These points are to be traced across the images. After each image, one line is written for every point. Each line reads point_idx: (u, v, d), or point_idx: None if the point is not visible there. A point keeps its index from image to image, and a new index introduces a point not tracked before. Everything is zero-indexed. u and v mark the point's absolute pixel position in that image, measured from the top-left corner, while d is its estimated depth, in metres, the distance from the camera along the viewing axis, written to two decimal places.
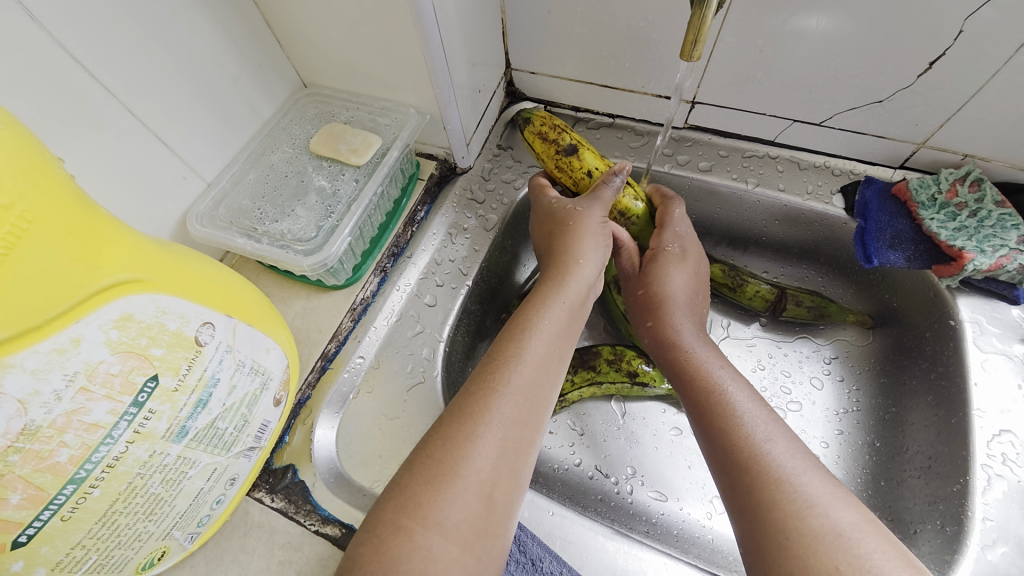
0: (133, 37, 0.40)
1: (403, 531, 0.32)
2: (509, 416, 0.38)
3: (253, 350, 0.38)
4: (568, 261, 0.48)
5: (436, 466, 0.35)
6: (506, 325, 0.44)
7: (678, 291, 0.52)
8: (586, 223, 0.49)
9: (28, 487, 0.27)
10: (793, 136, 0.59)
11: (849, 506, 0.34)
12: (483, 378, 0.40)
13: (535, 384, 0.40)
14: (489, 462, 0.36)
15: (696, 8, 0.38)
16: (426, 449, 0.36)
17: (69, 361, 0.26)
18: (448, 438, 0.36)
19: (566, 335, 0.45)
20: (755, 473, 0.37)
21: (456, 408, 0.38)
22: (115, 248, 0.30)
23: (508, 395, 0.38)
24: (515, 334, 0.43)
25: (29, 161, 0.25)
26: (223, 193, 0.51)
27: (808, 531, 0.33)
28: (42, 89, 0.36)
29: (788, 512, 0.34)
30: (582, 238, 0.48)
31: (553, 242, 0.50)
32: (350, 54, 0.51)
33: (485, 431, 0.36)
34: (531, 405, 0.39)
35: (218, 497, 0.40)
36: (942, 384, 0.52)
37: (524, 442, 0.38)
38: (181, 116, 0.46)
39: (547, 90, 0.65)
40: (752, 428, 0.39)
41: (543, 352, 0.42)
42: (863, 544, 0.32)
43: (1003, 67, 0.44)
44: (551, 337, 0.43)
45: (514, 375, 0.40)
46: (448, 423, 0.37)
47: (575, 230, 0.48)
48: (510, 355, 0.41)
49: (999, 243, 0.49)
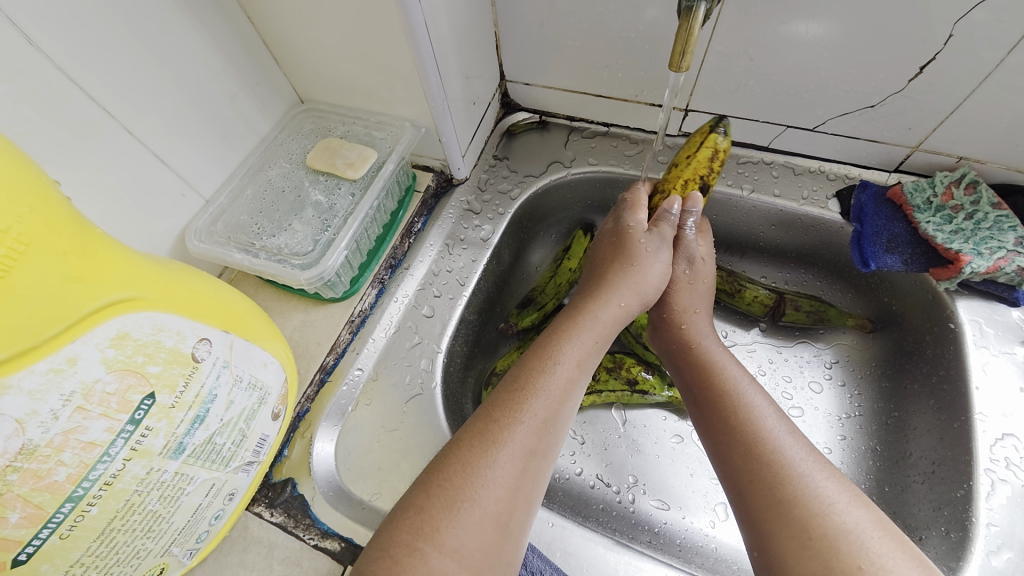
0: (132, 58, 0.41)
1: (418, 553, 0.32)
2: (528, 446, 0.38)
3: (250, 365, 0.39)
4: (604, 295, 0.48)
5: (454, 490, 0.35)
6: (526, 354, 0.44)
7: (706, 289, 0.53)
8: (642, 264, 0.49)
9: (26, 505, 0.27)
10: (786, 142, 0.59)
11: (863, 505, 0.34)
12: (505, 403, 0.40)
13: (556, 416, 0.40)
14: (503, 491, 0.36)
15: (683, 21, 0.39)
16: (444, 471, 0.36)
17: (66, 380, 0.27)
18: (467, 463, 0.36)
19: (588, 364, 0.45)
20: (771, 476, 0.36)
21: (473, 431, 0.38)
22: (112, 268, 0.30)
23: (528, 426, 0.38)
24: (538, 361, 0.43)
25: (25, 184, 0.25)
26: (221, 209, 0.51)
27: (831, 530, 0.32)
28: (42, 111, 0.37)
29: (809, 512, 0.34)
30: (626, 276, 0.49)
31: (601, 271, 0.51)
32: (345, 69, 0.52)
33: (503, 458, 0.36)
34: (551, 436, 0.39)
35: (217, 512, 0.40)
36: (944, 387, 0.52)
37: (540, 472, 0.38)
38: (179, 133, 0.47)
39: (542, 101, 0.66)
40: (771, 428, 0.40)
41: (565, 383, 0.42)
42: (884, 544, 0.32)
43: (994, 70, 0.44)
44: (575, 368, 0.43)
45: (538, 406, 0.40)
46: (467, 445, 0.37)
47: (625, 268, 0.49)
48: (535, 385, 0.41)
49: (997, 245, 0.49)
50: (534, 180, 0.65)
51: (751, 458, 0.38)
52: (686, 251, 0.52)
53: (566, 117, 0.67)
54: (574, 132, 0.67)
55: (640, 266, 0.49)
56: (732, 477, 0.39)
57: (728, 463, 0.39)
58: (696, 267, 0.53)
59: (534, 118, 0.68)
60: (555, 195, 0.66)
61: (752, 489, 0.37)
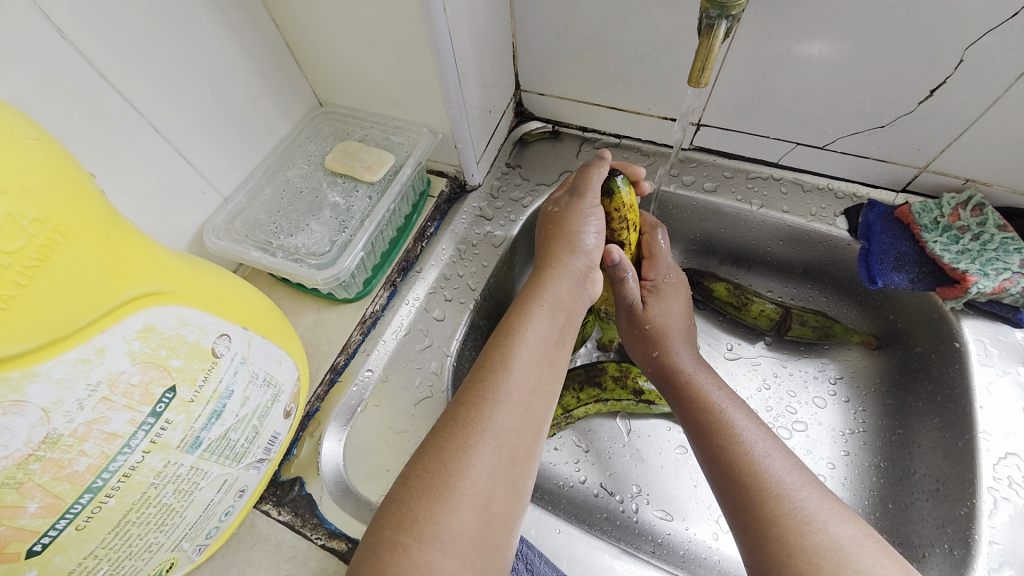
0: (159, 56, 0.42)
1: (402, 547, 0.32)
2: (507, 426, 0.38)
3: (266, 362, 0.39)
4: (553, 264, 0.48)
5: (431, 480, 0.35)
6: (494, 331, 0.44)
7: (672, 326, 0.53)
8: (570, 223, 0.49)
9: (46, 495, 0.27)
10: (796, 159, 0.60)
11: (847, 520, 0.35)
12: (474, 386, 0.40)
13: (530, 393, 0.40)
14: (486, 475, 0.36)
15: (703, 39, 0.40)
16: (421, 461, 0.36)
17: (92, 371, 0.27)
18: (442, 450, 0.36)
19: (555, 339, 0.45)
20: (756, 492, 0.37)
21: (448, 419, 0.38)
22: (141, 262, 0.30)
23: (503, 405, 0.39)
24: (503, 338, 0.43)
25: (63, 177, 0.26)
26: (239, 207, 0.52)
27: (810, 547, 0.33)
28: (70, 105, 0.37)
29: (789, 530, 0.34)
30: (569, 245, 0.49)
31: (544, 247, 0.51)
32: (366, 74, 0.53)
33: (482, 442, 0.37)
34: (529, 413, 0.40)
35: (227, 508, 0.40)
36: (948, 406, 0.52)
37: (523, 452, 0.38)
38: (201, 131, 0.47)
39: (555, 111, 0.67)
40: (748, 447, 0.40)
41: (534, 358, 0.42)
42: (862, 560, 0.32)
43: (1003, 95, 0.45)
44: (542, 344, 0.43)
45: (508, 384, 0.40)
46: (442, 434, 0.37)
47: (566, 235, 0.49)
48: (501, 361, 0.41)
49: (1003, 266, 0.50)
50: (547, 188, 0.65)
51: (734, 476, 0.39)
52: (626, 303, 0.54)
53: (579, 128, 0.68)
54: (586, 143, 0.68)
55: (569, 225, 0.49)
56: (724, 495, 0.39)
57: (720, 480, 0.40)
58: (640, 315, 0.54)
59: (547, 127, 0.69)
60: None
61: (740, 509, 0.37)
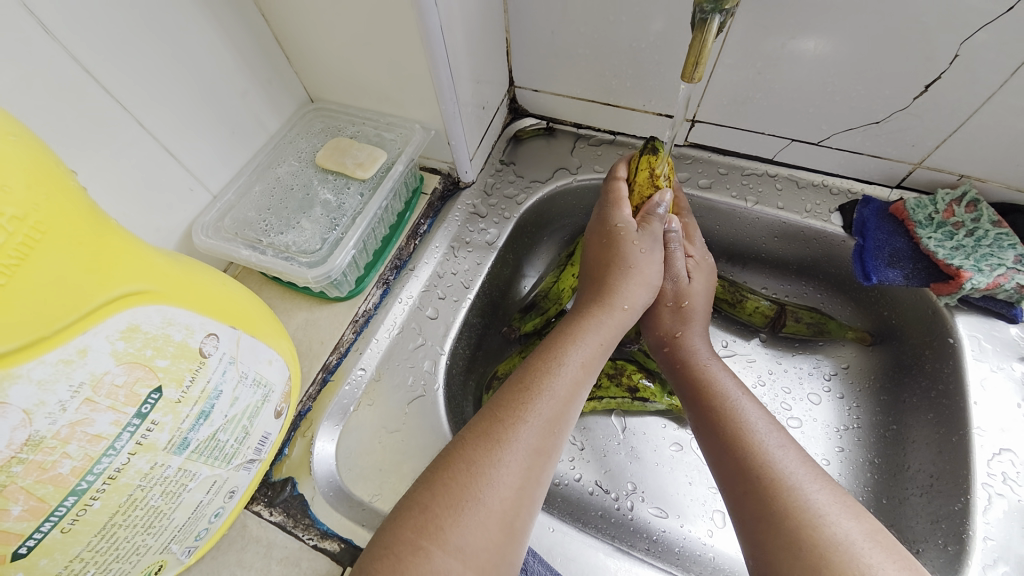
0: (145, 52, 0.41)
1: (421, 552, 0.32)
2: (533, 446, 0.38)
3: (256, 362, 0.38)
4: (609, 296, 0.48)
5: (458, 489, 0.35)
6: (534, 355, 0.44)
7: (698, 311, 0.53)
8: (637, 263, 0.49)
9: (29, 498, 0.26)
10: (791, 155, 0.60)
11: (855, 515, 0.35)
12: (509, 405, 0.40)
13: (562, 418, 0.40)
14: (512, 492, 0.36)
15: (697, 33, 0.39)
16: (448, 469, 0.36)
17: (75, 371, 0.27)
18: (471, 462, 0.36)
19: (594, 367, 0.45)
20: (766, 487, 0.37)
21: (478, 431, 0.38)
22: (125, 259, 0.30)
23: (534, 425, 0.39)
24: (543, 363, 0.43)
25: (41, 172, 0.25)
26: (229, 205, 0.51)
27: (822, 542, 0.33)
28: (54, 101, 0.36)
29: (801, 523, 0.34)
30: (633, 282, 0.48)
31: (600, 272, 0.51)
32: (357, 70, 0.52)
33: (509, 458, 0.37)
34: (555, 436, 0.39)
35: (217, 509, 0.39)
36: (943, 402, 0.52)
37: (546, 472, 0.38)
38: (189, 128, 0.47)
39: (549, 107, 0.66)
40: (761, 439, 0.40)
41: (572, 385, 0.42)
42: (874, 555, 0.32)
43: (998, 90, 0.45)
44: (581, 372, 0.43)
45: (542, 407, 0.40)
46: (471, 446, 0.37)
47: (620, 264, 0.49)
48: (541, 385, 0.41)
49: (998, 262, 0.50)
50: (541, 185, 0.65)
51: (746, 470, 0.38)
52: (671, 273, 0.52)
53: (573, 124, 0.67)
54: (580, 140, 0.67)
55: (633, 262, 0.49)
56: (729, 487, 0.39)
57: (726, 474, 0.40)
58: (683, 288, 0.53)
59: (541, 124, 0.68)
60: (561, 201, 0.67)
61: (746, 502, 0.37)
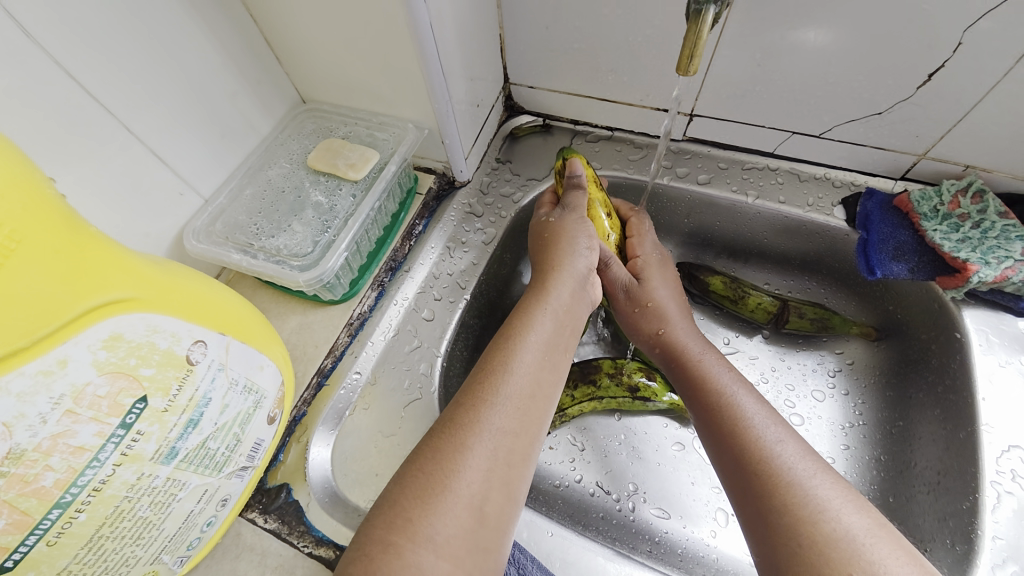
0: (130, 56, 0.40)
1: (392, 548, 0.31)
2: (501, 428, 0.37)
3: (246, 368, 0.38)
4: (549, 270, 0.48)
5: (427, 480, 0.34)
6: (495, 335, 0.44)
7: (664, 296, 0.53)
8: (568, 232, 0.50)
9: (13, 511, 0.26)
10: (791, 148, 0.58)
11: (862, 508, 0.34)
12: (475, 389, 0.39)
13: (528, 395, 0.39)
14: (480, 476, 0.35)
15: (691, 25, 0.38)
16: (416, 461, 0.35)
17: (56, 382, 0.26)
18: (439, 451, 0.35)
19: (559, 343, 0.44)
20: (767, 484, 0.36)
21: (447, 421, 0.37)
22: (108, 268, 0.29)
23: (500, 407, 0.38)
24: (503, 344, 0.42)
25: (17, 180, 0.25)
26: (220, 209, 0.51)
27: (822, 537, 0.32)
28: (35, 107, 0.36)
29: (799, 518, 0.33)
30: (567, 248, 0.49)
31: (540, 257, 0.51)
32: (347, 69, 0.51)
33: (477, 443, 0.36)
34: (528, 415, 0.39)
35: (210, 518, 0.39)
36: (950, 398, 0.51)
37: (518, 455, 0.37)
38: (179, 132, 0.46)
39: (545, 104, 0.65)
40: (760, 434, 0.39)
41: (534, 362, 0.41)
42: (877, 550, 0.31)
43: (1001, 79, 0.44)
44: (541, 349, 0.42)
45: (506, 387, 0.39)
46: (439, 436, 0.36)
47: (559, 242, 0.50)
48: (502, 366, 0.40)
49: (1005, 254, 0.49)
50: (537, 183, 0.64)
51: (745, 463, 0.37)
52: (620, 280, 0.53)
53: (570, 120, 0.66)
54: (577, 136, 0.66)
55: (558, 235, 0.51)
56: (731, 477, 0.38)
57: (728, 468, 0.39)
58: (635, 292, 0.53)
59: (537, 121, 0.68)
60: None
61: (749, 496, 0.36)
